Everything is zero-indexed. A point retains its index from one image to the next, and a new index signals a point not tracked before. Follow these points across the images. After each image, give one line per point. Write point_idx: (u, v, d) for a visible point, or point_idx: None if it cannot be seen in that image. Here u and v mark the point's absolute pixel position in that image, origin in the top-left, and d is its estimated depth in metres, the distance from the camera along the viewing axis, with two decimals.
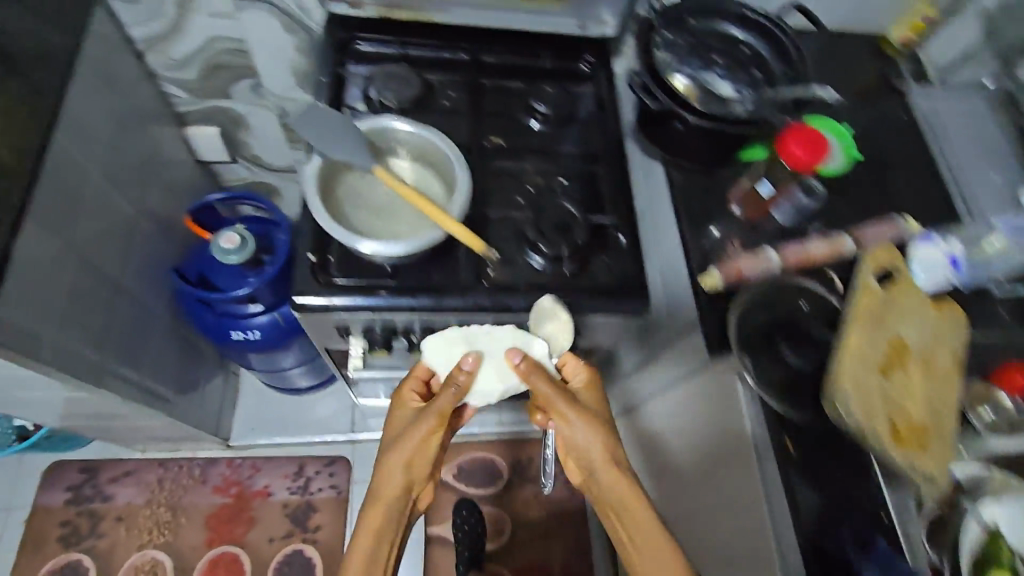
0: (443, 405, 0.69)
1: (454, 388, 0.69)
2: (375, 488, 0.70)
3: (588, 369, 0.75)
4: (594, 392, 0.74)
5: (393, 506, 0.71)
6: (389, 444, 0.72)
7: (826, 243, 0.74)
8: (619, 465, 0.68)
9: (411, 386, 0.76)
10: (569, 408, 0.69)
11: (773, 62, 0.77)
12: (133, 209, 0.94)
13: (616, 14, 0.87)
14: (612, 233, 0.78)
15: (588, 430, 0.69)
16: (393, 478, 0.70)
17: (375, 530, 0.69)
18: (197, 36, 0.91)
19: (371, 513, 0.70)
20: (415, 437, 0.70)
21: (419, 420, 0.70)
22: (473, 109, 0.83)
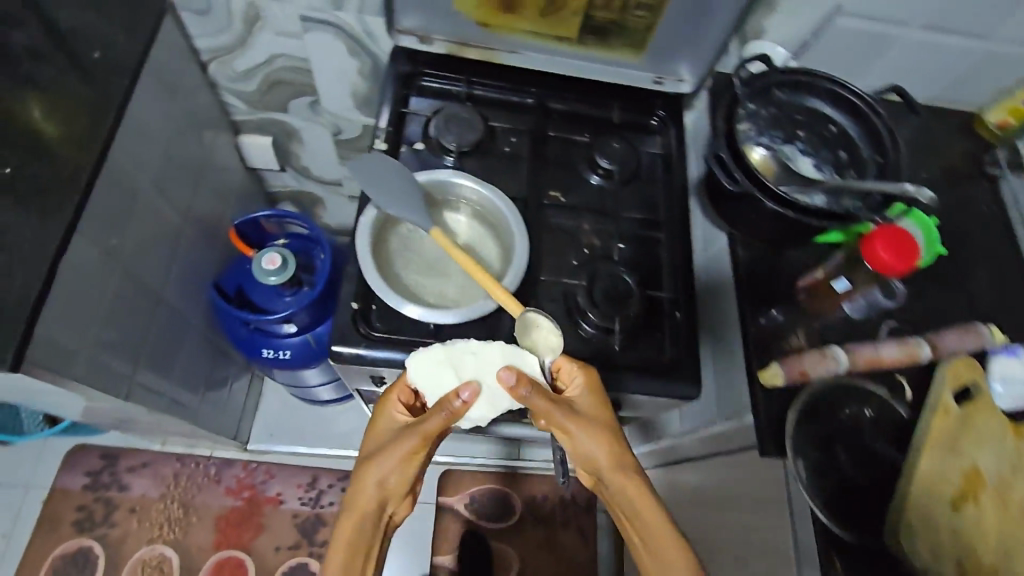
0: (429, 426, 0.61)
1: (444, 413, 0.60)
2: (350, 503, 0.64)
3: (585, 370, 0.64)
4: (595, 397, 0.63)
5: (367, 520, 0.63)
6: (367, 457, 0.64)
7: (898, 349, 0.69)
8: (626, 473, 0.62)
9: (398, 396, 0.66)
10: (568, 420, 0.61)
11: (866, 148, 0.71)
12: (180, 218, 0.93)
13: (695, 75, 0.83)
14: (668, 309, 0.74)
15: (594, 439, 0.62)
16: (368, 495, 0.63)
17: (347, 550, 0.62)
18: (261, 52, 0.88)
19: (343, 530, 0.63)
20: (394, 456, 0.62)
21: (402, 437, 0.62)
22: (534, 158, 0.79)
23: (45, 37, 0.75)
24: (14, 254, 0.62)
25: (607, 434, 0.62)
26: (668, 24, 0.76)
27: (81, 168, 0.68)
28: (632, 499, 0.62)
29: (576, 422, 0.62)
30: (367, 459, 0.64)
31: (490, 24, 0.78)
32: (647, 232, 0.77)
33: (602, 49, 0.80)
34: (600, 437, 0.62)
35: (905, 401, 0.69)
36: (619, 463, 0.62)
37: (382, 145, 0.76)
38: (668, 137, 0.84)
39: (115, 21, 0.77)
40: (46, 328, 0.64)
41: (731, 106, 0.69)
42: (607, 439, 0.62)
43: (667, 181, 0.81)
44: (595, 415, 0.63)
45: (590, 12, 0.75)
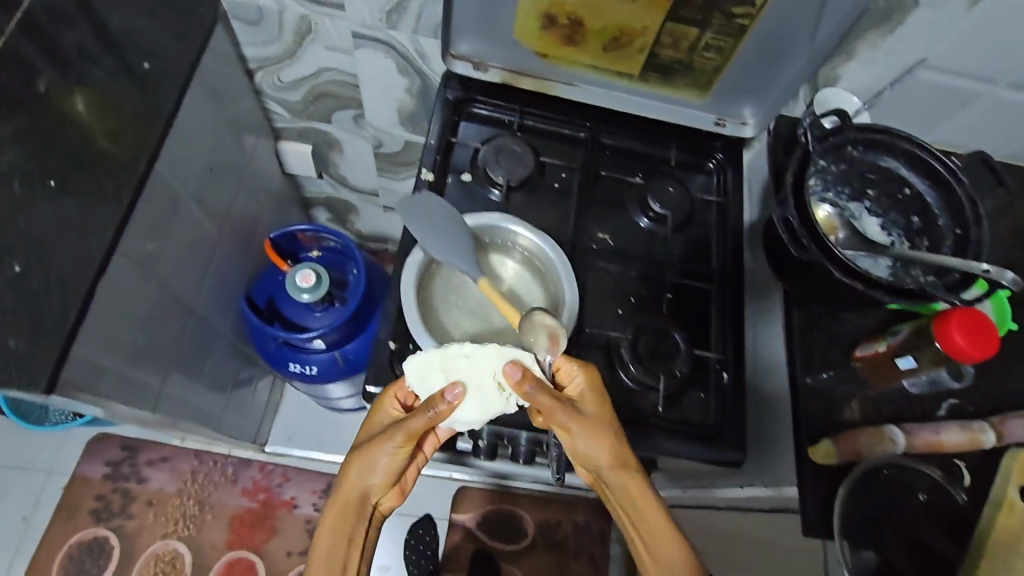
0: (416, 426, 0.56)
1: (429, 415, 0.54)
2: (336, 490, 0.61)
3: (586, 369, 0.58)
4: (594, 396, 0.57)
5: (352, 510, 0.61)
6: (357, 447, 0.61)
7: (962, 433, 0.64)
8: (623, 475, 0.57)
9: (395, 392, 0.61)
10: (570, 422, 0.55)
11: (943, 217, 0.66)
12: (215, 227, 0.92)
13: (758, 117, 0.80)
14: (715, 370, 0.71)
15: (595, 442, 0.56)
16: (352, 486, 0.60)
17: (330, 537, 0.59)
18: (310, 63, 0.86)
19: (328, 516, 0.61)
20: (380, 451, 0.58)
21: (387, 433, 0.57)
22: (584, 197, 0.76)
23: (96, 40, 0.72)
24: (53, 272, 0.60)
25: (605, 436, 0.56)
26: (738, 66, 0.73)
27: (121, 187, 0.66)
28: (634, 503, 0.58)
29: (576, 426, 0.55)
30: (355, 450, 0.60)
31: (549, 56, 0.75)
32: (697, 284, 0.75)
33: (669, 88, 0.78)
34: (599, 438, 0.56)
35: (961, 485, 0.64)
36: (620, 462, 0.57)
37: (429, 175, 0.74)
38: (724, 181, 0.81)
39: (167, 30, 0.76)
40: (79, 347, 0.63)
41: (803, 166, 0.65)
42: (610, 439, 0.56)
43: (720, 229, 0.79)
44: (596, 416, 0.57)
45: (656, 50, 0.72)
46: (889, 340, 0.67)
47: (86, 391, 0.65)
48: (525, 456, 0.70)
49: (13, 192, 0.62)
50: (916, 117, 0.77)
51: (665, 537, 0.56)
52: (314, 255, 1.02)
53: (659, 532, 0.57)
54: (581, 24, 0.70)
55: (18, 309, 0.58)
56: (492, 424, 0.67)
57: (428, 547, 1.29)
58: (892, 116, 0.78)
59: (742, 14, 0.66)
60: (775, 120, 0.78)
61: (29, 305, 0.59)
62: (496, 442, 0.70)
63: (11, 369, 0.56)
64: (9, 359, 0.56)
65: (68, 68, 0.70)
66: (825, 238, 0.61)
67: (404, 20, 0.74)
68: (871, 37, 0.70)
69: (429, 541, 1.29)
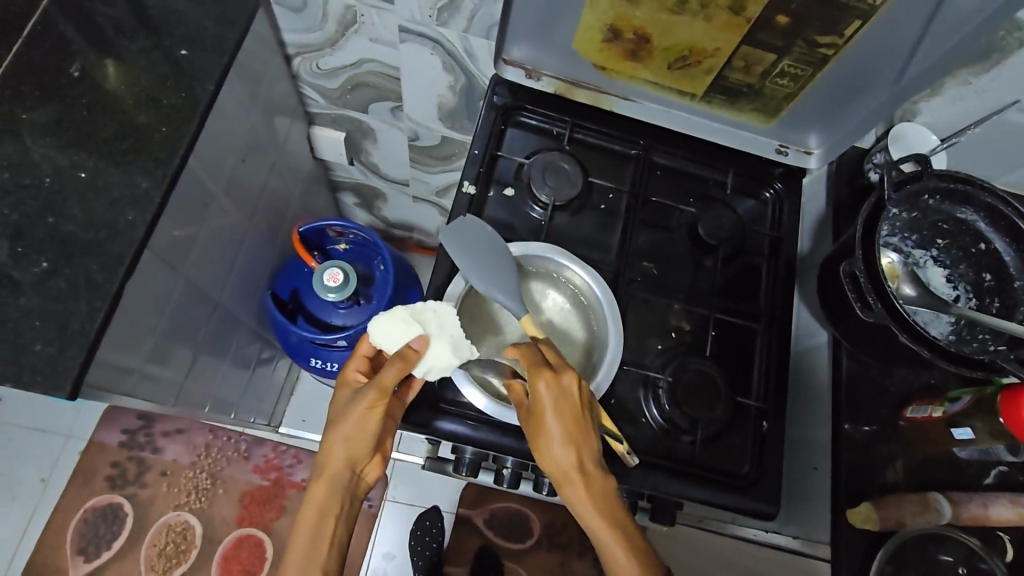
0: (389, 377, 0.58)
1: (400, 361, 0.58)
2: (317, 471, 0.59)
3: (541, 374, 0.55)
4: (542, 399, 0.55)
5: (338, 483, 0.58)
6: (329, 423, 0.61)
7: (1016, 509, 0.61)
8: (565, 480, 0.55)
9: (353, 365, 0.63)
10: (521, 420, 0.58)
11: (1020, 281, 0.61)
12: (243, 215, 0.89)
13: (824, 147, 0.76)
14: (754, 417, 0.68)
15: (537, 444, 0.56)
16: (337, 457, 0.58)
17: (315, 515, 0.57)
18: (351, 53, 0.81)
19: (310, 497, 0.58)
20: (361, 410, 0.58)
21: (361, 393, 0.59)
22: (631, 221, 0.72)
23: (134, 20, 0.70)
24: (82, 275, 0.59)
25: (542, 440, 0.55)
26: (810, 96, 0.70)
27: (154, 186, 0.64)
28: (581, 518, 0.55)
29: (528, 425, 0.56)
30: (330, 424, 0.61)
31: (609, 69, 0.72)
32: (743, 322, 0.71)
33: (731, 112, 0.75)
34: (537, 440, 0.55)
35: (1002, 559, 0.62)
36: (563, 478, 0.55)
37: (471, 188, 0.70)
38: (779, 212, 0.77)
39: (205, 14, 0.72)
40: (95, 334, 0.58)
41: (872, 217, 0.60)
42: (545, 442, 0.55)
43: (772, 263, 0.74)
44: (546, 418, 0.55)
45: (726, 73, 0.69)
46: (948, 407, 0.65)
47: (108, 391, 0.66)
48: (548, 488, 0.68)
49: (44, 182, 0.62)
50: (998, 161, 0.71)
51: (601, 546, 0.54)
52: (341, 248, 1.00)
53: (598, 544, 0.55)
54: (648, 40, 0.67)
55: (47, 313, 0.58)
56: (520, 455, 0.63)
57: (433, 539, 1.22)
58: (971, 156, 0.72)
59: (826, 44, 0.63)
60: (839, 156, 0.75)
61: (58, 308, 0.58)
62: (521, 471, 0.68)
63: (38, 371, 0.56)
64: (38, 364, 0.56)
65: (104, 45, 0.69)
66: (892, 295, 0.57)
67: (455, 18, 0.69)
68: (964, 74, 0.64)
69: (435, 533, 1.22)
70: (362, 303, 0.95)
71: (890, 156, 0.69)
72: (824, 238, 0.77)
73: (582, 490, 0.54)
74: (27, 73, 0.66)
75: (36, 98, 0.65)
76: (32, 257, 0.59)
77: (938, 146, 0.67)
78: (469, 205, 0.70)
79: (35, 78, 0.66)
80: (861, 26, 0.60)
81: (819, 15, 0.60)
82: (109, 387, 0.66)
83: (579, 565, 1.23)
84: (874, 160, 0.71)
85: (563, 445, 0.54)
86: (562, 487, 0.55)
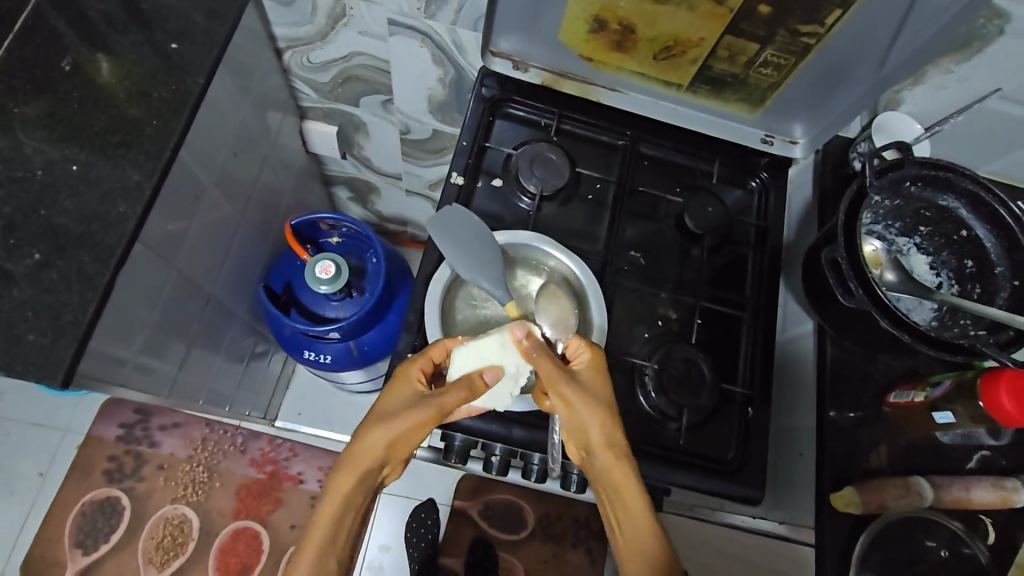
0: (450, 401, 0.58)
1: (466, 391, 0.57)
2: (350, 459, 0.58)
3: (593, 347, 0.60)
4: (601, 370, 0.59)
5: (366, 477, 0.58)
6: (376, 415, 0.59)
7: (994, 491, 0.62)
8: (614, 453, 0.57)
9: (419, 364, 0.60)
10: (567, 391, 0.57)
11: (1000, 266, 0.62)
12: (235, 207, 0.90)
13: (810, 135, 0.77)
14: (740, 403, 0.69)
15: (590, 414, 0.57)
16: (376, 455, 0.58)
17: (341, 505, 0.57)
18: (342, 46, 0.81)
19: (337, 483, 0.58)
20: (416, 424, 0.57)
21: (422, 405, 0.57)
22: (619, 212, 0.73)
23: (126, 15, 0.71)
24: (75, 267, 0.60)
25: (596, 412, 0.57)
26: (796, 84, 0.71)
27: (145, 179, 0.64)
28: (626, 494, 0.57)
29: (579, 398, 0.57)
30: (372, 417, 0.59)
31: (595, 60, 0.73)
32: (729, 310, 0.72)
33: (717, 101, 0.76)
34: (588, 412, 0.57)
35: (984, 543, 0.64)
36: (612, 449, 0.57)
37: (459, 179, 0.71)
38: (765, 202, 0.77)
39: (195, 9, 0.72)
40: (87, 324, 0.59)
41: (853, 205, 0.61)
42: (603, 413, 0.57)
43: (759, 252, 0.75)
44: (596, 389, 0.58)
45: (710, 63, 0.70)
46: (929, 391, 0.65)
47: (102, 383, 0.67)
48: (536, 474, 0.68)
49: (36, 175, 0.63)
50: (982, 147, 0.72)
51: (637, 516, 0.56)
52: (334, 241, 1.01)
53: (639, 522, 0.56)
54: (633, 30, 0.67)
55: (39, 305, 0.58)
56: (508, 443, 0.64)
57: (428, 531, 1.23)
58: (956, 144, 0.73)
59: (808, 33, 0.63)
60: (825, 143, 0.76)
61: (50, 300, 0.59)
62: (509, 458, 0.69)
63: (31, 361, 0.57)
64: (30, 354, 0.57)
65: (96, 40, 0.70)
66: (873, 283, 0.58)
67: (443, 10, 0.70)
68: (945, 62, 0.64)
69: (430, 525, 1.24)
70: (355, 295, 0.96)
71: (874, 145, 0.70)
72: (810, 227, 0.77)
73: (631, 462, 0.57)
74: (18, 67, 0.67)
75: (28, 92, 0.66)
76: (24, 249, 0.60)
77: (921, 134, 0.68)
78: (457, 196, 0.71)
79: (27, 72, 0.67)
80: (842, 15, 0.61)
81: (802, 5, 0.60)
82: (102, 378, 0.67)
83: (573, 556, 1.24)
84: (859, 149, 0.71)
85: (613, 414, 0.58)
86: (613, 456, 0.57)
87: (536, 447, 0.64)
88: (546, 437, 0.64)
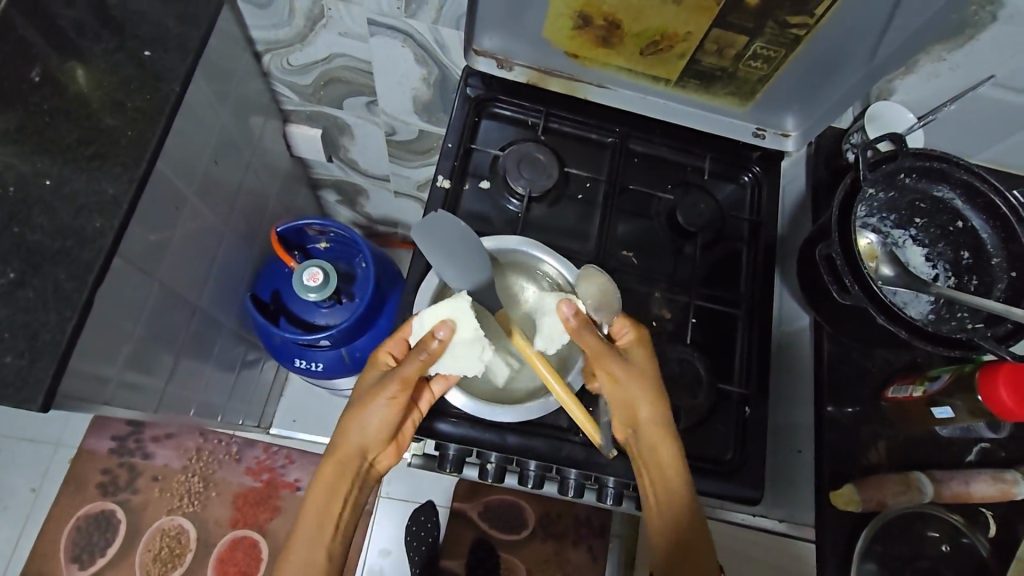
0: (411, 370, 0.57)
1: (422, 354, 0.56)
2: (333, 448, 0.61)
3: (638, 328, 0.61)
4: (643, 350, 0.61)
5: (350, 464, 0.61)
6: (351, 405, 0.61)
7: (993, 484, 0.62)
8: (660, 431, 0.59)
9: (386, 346, 0.62)
10: (615, 367, 0.58)
11: (997, 257, 0.61)
12: (218, 215, 0.88)
13: (801, 129, 0.76)
14: (737, 402, 0.68)
15: (637, 388, 0.59)
16: (351, 443, 0.60)
17: (325, 494, 0.60)
18: (322, 48, 0.79)
19: (322, 475, 0.61)
20: (383, 402, 0.58)
21: (385, 381, 0.58)
22: (610, 210, 0.72)
23: (98, 22, 0.69)
24: (51, 284, 0.58)
25: (638, 386, 0.59)
26: (785, 77, 0.70)
27: (121, 193, 0.62)
28: (665, 468, 0.59)
29: (630, 373, 0.58)
30: (352, 405, 0.61)
31: (581, 56, 0.72)
32: (724, 308, 0.71)
33: (706, 96, 0.75)
34: (631, 388, 0.59)
35: (985, 535, 0.63)
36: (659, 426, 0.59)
37: (446, 183, 0.70)
38: (757, 196, 0.76)
39: (169, 13, 0.70)
40: (65, 342, 0.57)
41: (848, 199, 0.60)
42: (650, 387, 0.59)
43: (752, 246, 0.74)
44: (643, 368, 0.60)
45: (698, 57, 0.68)
46: (928, 386, 0.64)
47: (85, 402, 0.66)
48: (533, 480, 0.67)
49: (8, 192, 0.61)
50: (976, 135, 0.70)
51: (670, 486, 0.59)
52: (322, 247, 0.99)
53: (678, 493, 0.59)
54: (619, 26, 0.66)
55: (15, 325, 0.57)
56: (503, 451, 0.63)
57: (429, 534, 1.22)
58: (948, 133, 0.72)
59: (797, 25, 0.62)
60: (817, 136, 0.75)
61: (27, 319, 0.57)
62: (505, 465, 0.67)
63: (8, 384, 0.55)
64: (6, 377, 0.55)
65: (69, 49, 0.67)
66: (868, 277, 0.56)
67: (424, 9, 0.67)
68: (937, 51, 0.63)
69: (431, 528, 1.22)
70: (345, 301, 0.95)
71: (867, 136, 0.68)
72: (804, 219, 0.76)
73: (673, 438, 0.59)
74: None
75: None
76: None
77: (914, 124, 0.66)
78: (444, 200, 0.69)
79: None
80: (831, 5, 0.60)
81: None
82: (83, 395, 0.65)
83: (575, 555, 1.23)
84: (852, 140, 0.70)
85: (659, 391, 0.60)
86: (654, 430, 0.59)
87: (531, 453, 0.63)
88: (542, 443, 0.63)
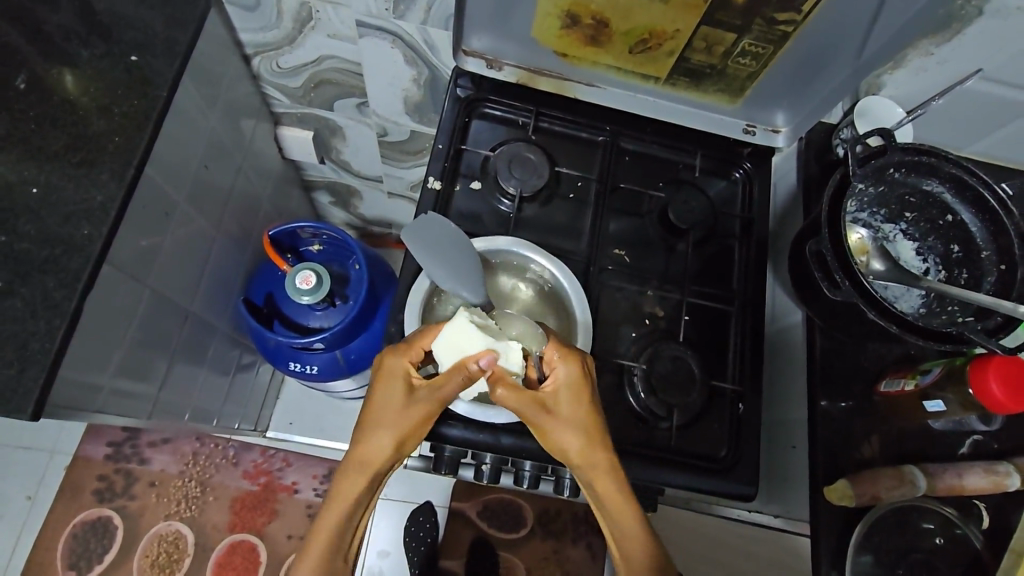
0: (450, 391, 0.56)
1: (464, 376, 0.56)
2: (356, 461, 0.56)
3: (572, 363, 0.58)
4: (563, 392, 0.57)
5: (374, 478, 0.57)
6: (375, 417, 0.57)
7: (987, 477, 0.62)
8: (596, 475, 0.56)
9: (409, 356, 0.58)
10: (541, 416, 0.56)
11: (987, 251, 0.61)
12: (209, 219, 0.87)
13: (792, 124, 0.76)
14: (731, 399, 0.68)
15: (569, 435, 0.56)
16: (379, 456, 0.56)
17: (346, 510, 0.55)
18: (311, 50, 0.79)
19: (343, 488, 0.56)
20: (417, 417, 0.57)
21: (425, 398, 0.56)
22: (602, 209, 0.72)
23: (83, 27, 0.69)
24: (40, 293, 0.58)
25: (565, 427, 0.56)
26: (774, 73, 0.70)
27: (109, 199, 0.62)
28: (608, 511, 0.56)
29: (552, 417, 0.56)
30: (375, 417, 0.57)
31: (569, 55, 0.72)
32: (717, 305, 0.71)
33: (695, 93, 0.75)
34: (546, 432, 0.56)
35: (979, 527, 0.64)
36: (591, 464, 0.56)
37: (436, 184, 0.70)
38: (749, 192, 0.77)
39: (156, 17, 0.70)
40: (54, 351, 0.57)
41: (838, 193, 0.60)
42: (577, 433, 0.56)
43: (744, 242, 0.74)
44: (570, 412, 0.57)
45: (687, 54, 0.68)
46: (919, 379, 0.64)
47: (74, 410, 0.65)
48: (528, 481, 0.66)
49: None
50: (965, 128, 0.71)
51: (626, 536, 0.55)
52: (315, 249, 0.99)
53: (629, 534, 0.55)
54: (607, 24, 0.66)
55: (4, 334, 0.56)
56: (497, 451, 0.63)
57: (427, 535, 1.22)
58: (938, 127, 0.72)
59: (784, 22, 0.62)
60: (807, 131, 0.75)
61: (14, 329, 0.57)
62: (501, 466, 0.67)
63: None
64: None
65: (55, 55, 0.67)
66: (859, 275, 0.57)
67: (412, 10, 0.67)
68: (925, 44, 0.63)
69: (430, 529, 1.22)
70: (338, 304, 0.95)
71: (857, 130, 0.68)
72: (795, 216, 0.76)
73: (616, 473, 0.56)
74: None
75: None
76: None
77: (903, 118, 0.66)
78: (435, 201, 0.69)
79: None
80: (817, 2, 0.60)
81: None
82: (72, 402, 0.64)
83: (574, 552, 1.23)
84: (842, 135, 0.70)
85: (594, 434, 0.56)
86: (596, 475, 0.56)
87: (527, 453, 0.63)
88: (536, 444, 0.63)
